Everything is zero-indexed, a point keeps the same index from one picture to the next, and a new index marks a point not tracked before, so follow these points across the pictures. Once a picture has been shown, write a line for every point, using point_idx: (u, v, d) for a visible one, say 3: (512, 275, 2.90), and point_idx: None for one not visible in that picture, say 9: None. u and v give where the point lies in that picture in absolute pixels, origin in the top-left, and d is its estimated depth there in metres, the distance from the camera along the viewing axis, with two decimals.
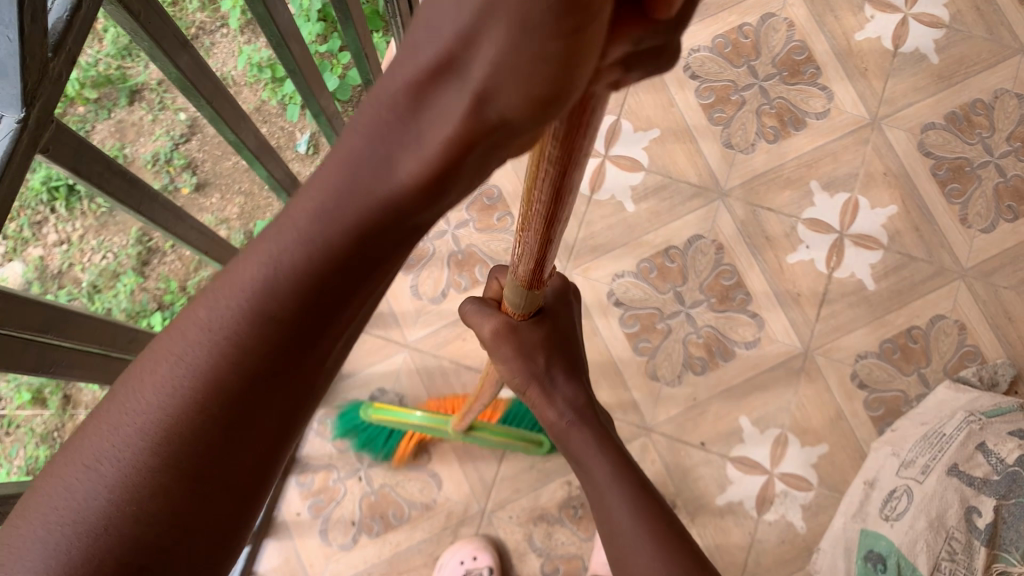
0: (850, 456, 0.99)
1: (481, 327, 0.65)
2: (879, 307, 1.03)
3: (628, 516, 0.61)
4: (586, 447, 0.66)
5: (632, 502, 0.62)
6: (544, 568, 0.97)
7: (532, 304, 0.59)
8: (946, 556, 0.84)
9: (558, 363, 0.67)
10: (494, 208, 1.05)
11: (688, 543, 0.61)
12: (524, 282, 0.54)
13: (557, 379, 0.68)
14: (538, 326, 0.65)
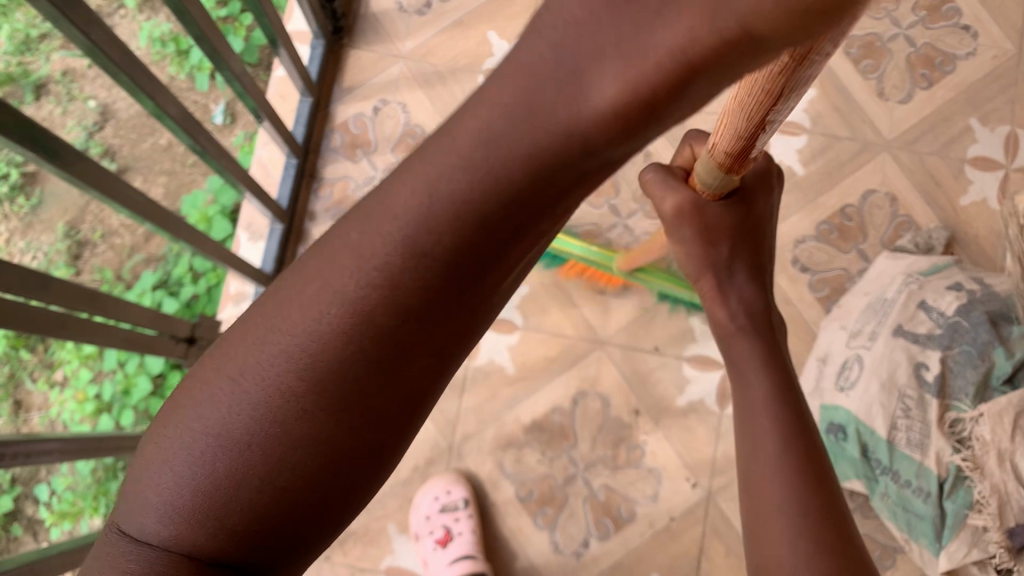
0: (801, 339, 1.01)
1: (662, 202, 0.66)
2: (811, 191, 1.04)
3: (781, 488, 0.58)
4: (747, 353, 0.66)
5: (788, 476, 0.58)
6: (519, 492, 0.98)
7: (725, 182, 0.61)
8: (901, 414, 0.87)
9: (740, 256, 0.68)
10: (419, 146, 1.03)
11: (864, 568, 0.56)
12: (723, 163, 0.57)
13: (735, 275, 0.69)
14: (729, 211, 0.65)
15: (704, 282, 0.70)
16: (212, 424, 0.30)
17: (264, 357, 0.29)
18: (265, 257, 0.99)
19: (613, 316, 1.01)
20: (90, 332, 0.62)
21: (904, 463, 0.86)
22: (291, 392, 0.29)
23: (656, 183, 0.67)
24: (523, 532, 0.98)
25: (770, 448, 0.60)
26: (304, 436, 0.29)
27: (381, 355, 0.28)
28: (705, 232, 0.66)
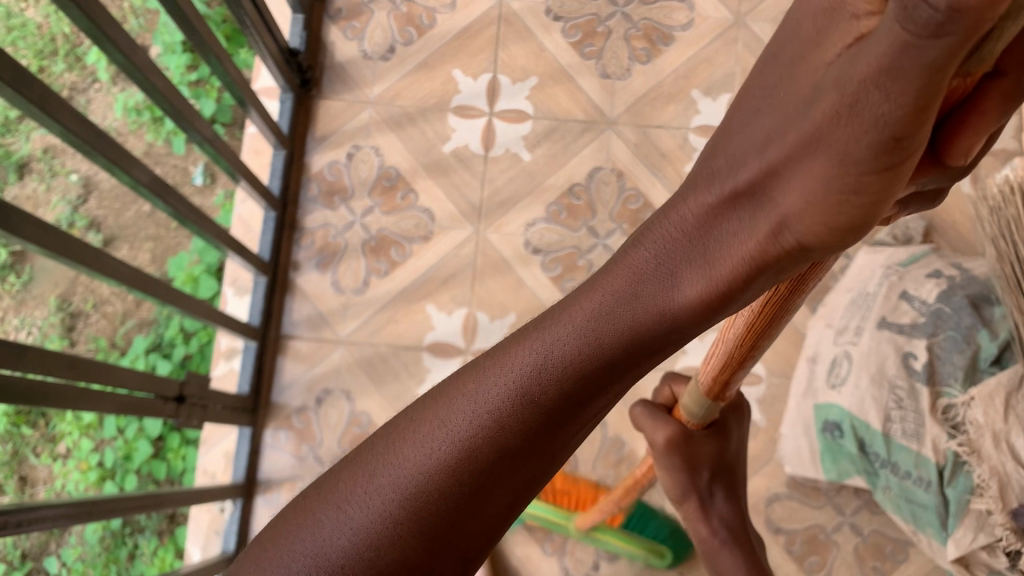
0: (790, 341, 1.01)
1: (653, 434, 0.72)
2: None
3: None
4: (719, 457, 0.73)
5: None
6: (524, 520, 0.98)
7: (708, 413, 0.67)
8: (894, 406, 0.87)
9: (719, 482, 0.75)
10: (395, 188, 1.05)
11: None
12: (710, 393, 0.62)
13: (716, 496, 0.75)
14: (708, 439, 0.72)
15: (687, 503, 0.76)
16: (359, 506, 0.36)
17: (400, 464, 0.37)
18: (252, 311, 1.01)
19: None
20: (80, 397, 0.63)
21: (902, 454, 0.86)
22: (435, 487, 0.36)
23: (644, 417, 0.74)
24: (532, 560, 0.97)
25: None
26: (426, 529, 0.36)
27: (500, 459, 0.37)
28: (689, 461, 0.72)
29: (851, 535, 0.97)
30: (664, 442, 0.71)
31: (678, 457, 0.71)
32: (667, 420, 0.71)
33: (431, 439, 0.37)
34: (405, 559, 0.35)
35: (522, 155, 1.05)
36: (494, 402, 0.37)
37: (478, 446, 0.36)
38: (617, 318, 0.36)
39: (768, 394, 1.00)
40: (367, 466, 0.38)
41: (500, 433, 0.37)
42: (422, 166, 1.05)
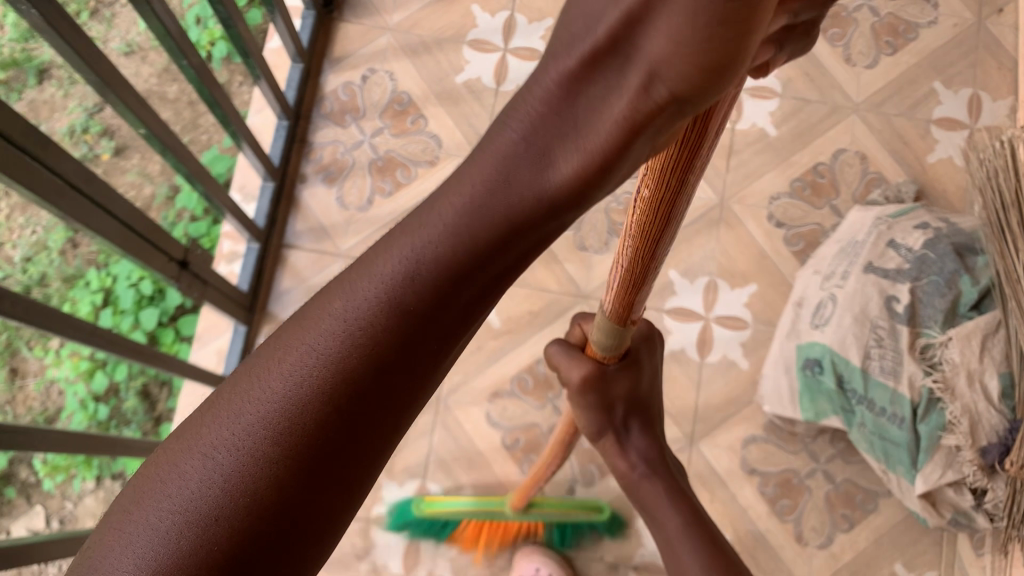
0: (778, 291, 1.04)
1: (571, 373, 0.66)
2: (784, 150, 1.08)
3: (694, 561, 0.66)
4: (656, 498, 0.71)
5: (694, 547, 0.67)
6: (505, 440, 1.01)
7: (618, 344, 0.60)
8: (874, 344, 0.89)
9: (634, 416, 0.71)
10: (406, 112, 1.08)
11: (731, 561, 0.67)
12: (615, 320, 0.56)
13: (632, 430, 0.71)
14: (628, 368, 0.66)
15: (605, 440, 0.71)
16: (166, 502, 0.26)
17: (210, 449, 0.26)
18: (257, 214, 1.03)
19: (595, 272, 1.04)
20: (98, 221, 0.64)
21: (878, 391, 0.88)
22: (262, 454, 0.26)
23: (559, 355, 0.67)
24: (510, 478, 1.00)
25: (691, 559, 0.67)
26: (268, 486, 0.26)
27: (338, 419, 0.27)
28: (606, 399, 0.67)
29: (822, 482, 0.99)
30: (579, 382, 0.65)
31: (595, 393, 0.66)
32: (582, 359, 0.65)
33: (267, 390, 0.27)
34: (228, 569, 0.25)
35: None
36: (371, 299, 0.28)
37: (311, 400, 0.27)
38: (478, 212, 0.27)
39: (751, 338, 1.02)
40: (190, 435, 0.27)
41: (333, 370, 0.27)
42: (433, 94, 1.08)
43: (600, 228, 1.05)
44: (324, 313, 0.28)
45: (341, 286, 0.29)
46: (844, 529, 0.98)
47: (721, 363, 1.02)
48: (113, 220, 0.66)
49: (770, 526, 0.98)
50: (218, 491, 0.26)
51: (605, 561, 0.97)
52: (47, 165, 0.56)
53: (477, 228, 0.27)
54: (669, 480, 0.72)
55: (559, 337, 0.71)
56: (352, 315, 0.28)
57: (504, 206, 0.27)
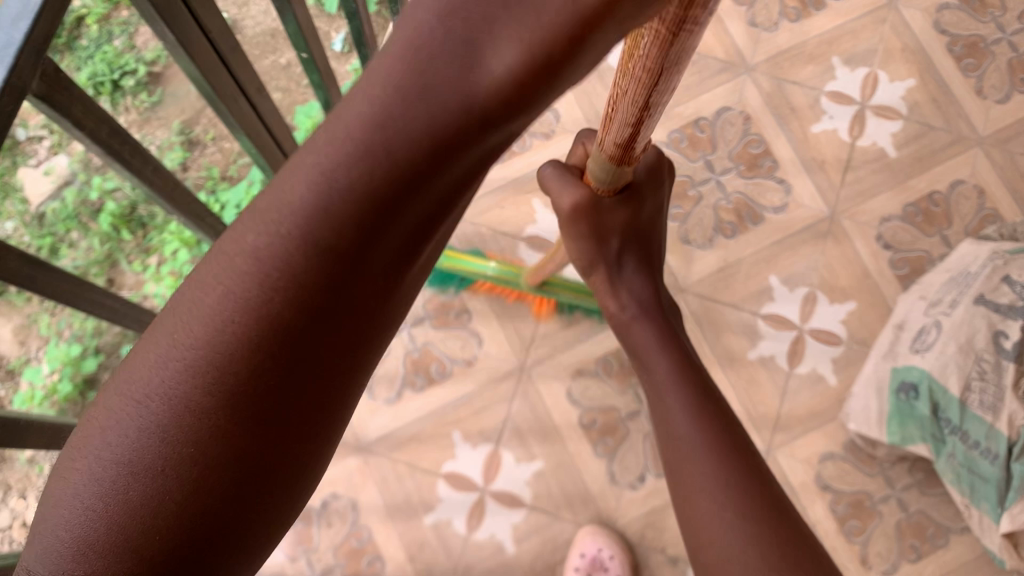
0: (877, 313, 1.03)
1: (560, 199, 0.65)
2: (901, 173, 1.07)
3: (726, 506, 0.57)
4: (647, 341, 0.68)
5: (736, 480, 0.58)
6: (582, 419, 1.01)
7: (617, 181, 0.61)
8: (976, 376, 0.86)
9: (630, 251, 0.70)
10: None
11: (779, 500, 0.59)
12: (613, 158, 0.56)
13: (625, 268, 0.70)
14: (622, 207, 0.65)
15: (595, 278, 0.71)
16: (99, 473, 0.31)
17: (146, 400, 0.32)
18: None
19: (696, 266, 1.03)
20: (250, 126, 0.65)
21: (973, 424, 0.86)
22: (188, 425, 0.31)
23: (552, 177, 0.66)
24: (582, 457, 1.00)
25: (726, 484, 0.58)
26: (200, 455, 0.31)
27: (275, 357, 0.33)
28: (596, 230, 0.66)
29: (895, 509, 0.98)
30: (569, 208, 0.65)
31: (584, 223, 0.65)
32: (574, 185, 0.64)
33: (162, 373, 0.32)
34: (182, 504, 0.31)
35: None
36: (251, 287, 0.33)
37: (226, 381, 0.32)
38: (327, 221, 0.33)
39: (843, 356, 1.02)
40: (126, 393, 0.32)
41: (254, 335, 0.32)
42: None
43: (706, 223, 1.05)
44: (213, 272, 0.34)
45: (217, 263, 0.34)
46: (910, 560, 0.96)
47: (809, 375, 1.01)
48: (268, 134, 0.68)
49: (836, 545, 0.97)
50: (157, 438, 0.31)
51: (666, 553, 0.97)
52: (230, 70, 0.57)
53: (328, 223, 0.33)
54: (664, 327, 0.68)
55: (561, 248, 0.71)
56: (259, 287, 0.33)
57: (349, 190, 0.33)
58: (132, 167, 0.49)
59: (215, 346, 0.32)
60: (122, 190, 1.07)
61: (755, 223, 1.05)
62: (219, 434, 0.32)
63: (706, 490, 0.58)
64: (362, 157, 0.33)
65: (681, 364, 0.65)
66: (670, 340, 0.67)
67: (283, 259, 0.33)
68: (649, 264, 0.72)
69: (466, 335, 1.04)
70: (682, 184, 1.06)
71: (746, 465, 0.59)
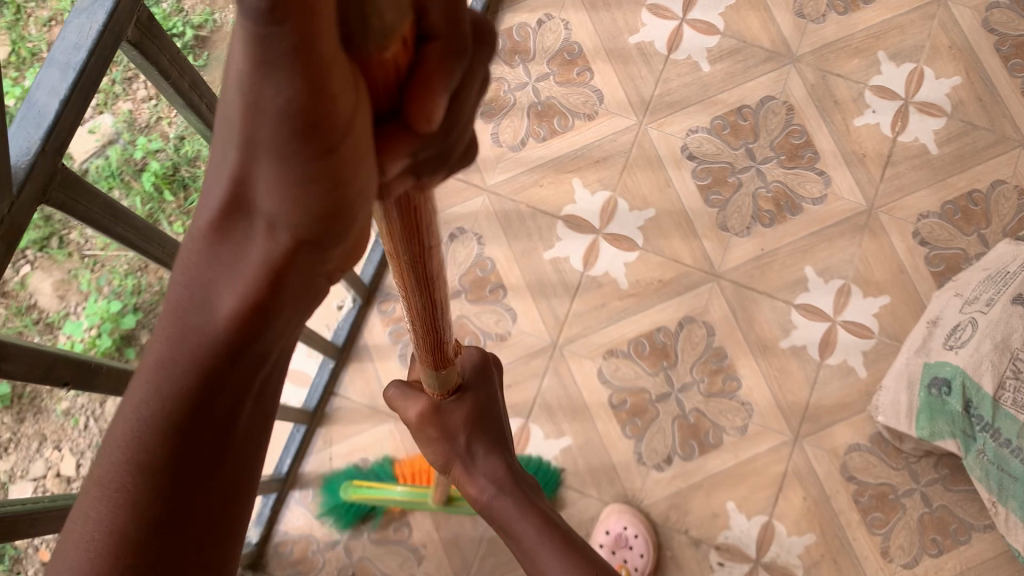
0: (910, 309, 1.03)
1: (407, 410, 0.67)
2: (942, 170, 1.06)
3: (560, 568, 0.64)
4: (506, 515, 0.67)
5: (564, 555, 0.64)
6: (612, 399, 1.01)
7: (448, 385, 0.60)
8: (1011, 374, 0.86)
9: (478, 439, 0.67)
10: (574, 63, 1.10)
11: (581, 548, 0.66)
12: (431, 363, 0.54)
13: (478, 455, 0.68)
14: (459, 405, 0.66)
15: (455, 470, 0.69)
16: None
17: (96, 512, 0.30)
18: None
19: (732, 253, 1.04)
20: None
21: (1006, 422, 0.86)
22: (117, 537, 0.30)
23: (396, 395, 0.67)
24: (610, 437, 1.01)
25: (555, 566, 0.64)
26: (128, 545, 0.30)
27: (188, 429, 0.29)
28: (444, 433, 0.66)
29: (919, 504, 0.98)
30: (414, 419, 0.66)
31: (432, 428, 0.66)
32: (415, 395, 0.66)
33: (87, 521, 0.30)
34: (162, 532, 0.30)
35: (702, 66, 1.09)
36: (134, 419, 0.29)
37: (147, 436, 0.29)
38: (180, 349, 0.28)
39: (875, 349, 1.02)
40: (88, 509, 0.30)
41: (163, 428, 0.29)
42: (605, 50, 1.10)
43: (744, 211, 1.05)
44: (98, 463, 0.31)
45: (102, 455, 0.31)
46: (932, 554, 0.97)
47: (840, 367, 1.02)
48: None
49: (857, 535, 0.98)
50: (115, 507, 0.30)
51: (688, 535, 0.98)
52: None
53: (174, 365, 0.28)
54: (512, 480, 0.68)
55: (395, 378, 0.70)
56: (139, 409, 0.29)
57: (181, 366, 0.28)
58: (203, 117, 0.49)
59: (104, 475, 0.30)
60: (165, 150, 1.07)
61: (793, 213, 1.05)
62: (153, 469, 0.29)
63: (547, 571, 0.64)
64: (183, 338, 0.28)
65: (541, 531, 0.66)
66: (540, 517, 0.67)
67: (178, 333, 0.28)
68: (505, 445, 0.70)
69: (500, 310, 1.04)
70: (722, 170, 1.06)
71: (556, 534, 0.66)
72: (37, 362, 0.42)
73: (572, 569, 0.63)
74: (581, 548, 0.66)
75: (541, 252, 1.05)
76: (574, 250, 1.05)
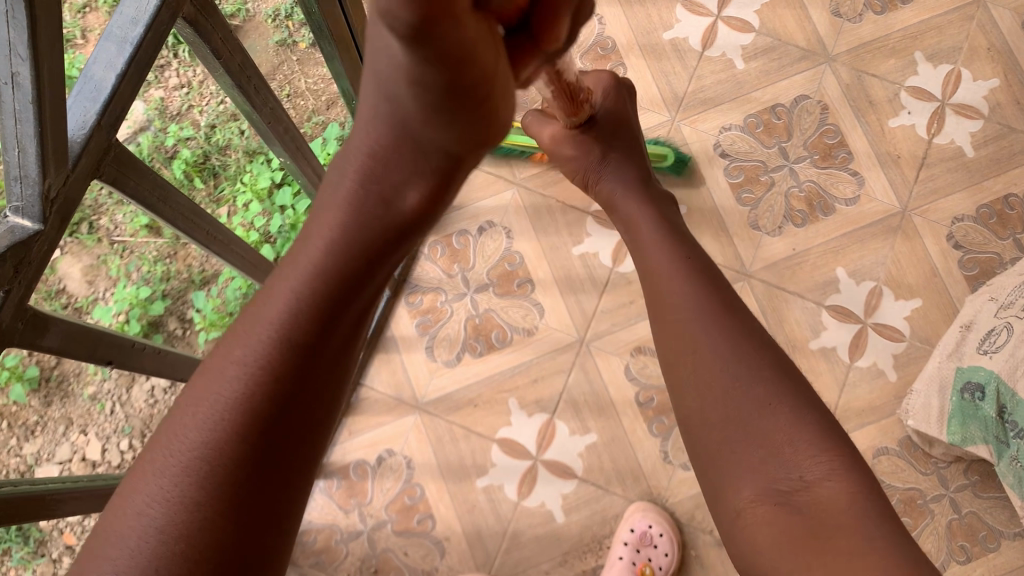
0: (942, 312, 1.02)
1: (540, 132, 0.87)
2: (977, 173, 1.05)
3: (694, 298, 0.63)
4: (659, 256, 0.69)
5: (700, 289, 0.64)
6: (639, 397, 1.01)
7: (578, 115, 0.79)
8: None
9: (613, 151, 0.81)
10: (607, 58, 1.09)
11: (765, 339, 0.62)
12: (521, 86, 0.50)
13: (605, 165, 0.81)
14: (587, 131, 0.82)
15: (589, 176, 0.83)
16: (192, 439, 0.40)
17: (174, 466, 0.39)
18: None
19: (763, 253, 1.03)
20: None
21: None
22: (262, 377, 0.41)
23: (533, 121, 0.88)
24: (636, 435, 1.00)
25: (723, 345, 0.60)
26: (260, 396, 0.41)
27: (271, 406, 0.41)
28: (575, 142, 0.82)
29: (948, 509, 0.97)
30: (548, 138, 0.86)
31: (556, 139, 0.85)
32: (545, 121, 0.87)
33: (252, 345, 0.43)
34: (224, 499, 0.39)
35: (736, 63, 1.08)
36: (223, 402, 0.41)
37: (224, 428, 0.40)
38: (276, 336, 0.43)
39: (906, 352, 1.01)
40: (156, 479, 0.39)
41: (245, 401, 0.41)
42: (638, 45, 1.09)
43: (776, 211, 1.05)
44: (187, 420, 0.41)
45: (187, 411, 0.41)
46: (959, 561, 0.96)
47: (870, 369, 1.01)
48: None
49: None
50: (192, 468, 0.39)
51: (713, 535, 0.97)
52: None
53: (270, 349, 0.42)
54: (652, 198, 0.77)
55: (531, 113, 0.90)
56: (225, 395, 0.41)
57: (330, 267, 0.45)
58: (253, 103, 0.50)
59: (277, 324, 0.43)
60: (197, 138, 1.10)
61: (825, 213, 1.04)
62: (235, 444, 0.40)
63: (716, 354, 0.60)
64: (323, 272, 0.45)
65: (698, 287, 0.65)
66: (674, 235, 0.71)
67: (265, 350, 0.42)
68: (638, 158, 0.82)
69: (528, 305, 1.04)
70: (754, 169, 1.06)
71: (753, 342, 0.61)
72: (84, 339, 0.42)
73: (762, 354, 0.60)
74: (766, 341, 0.62)
75: (571, 247, 1.05)
76: (602, 246, 1.04)
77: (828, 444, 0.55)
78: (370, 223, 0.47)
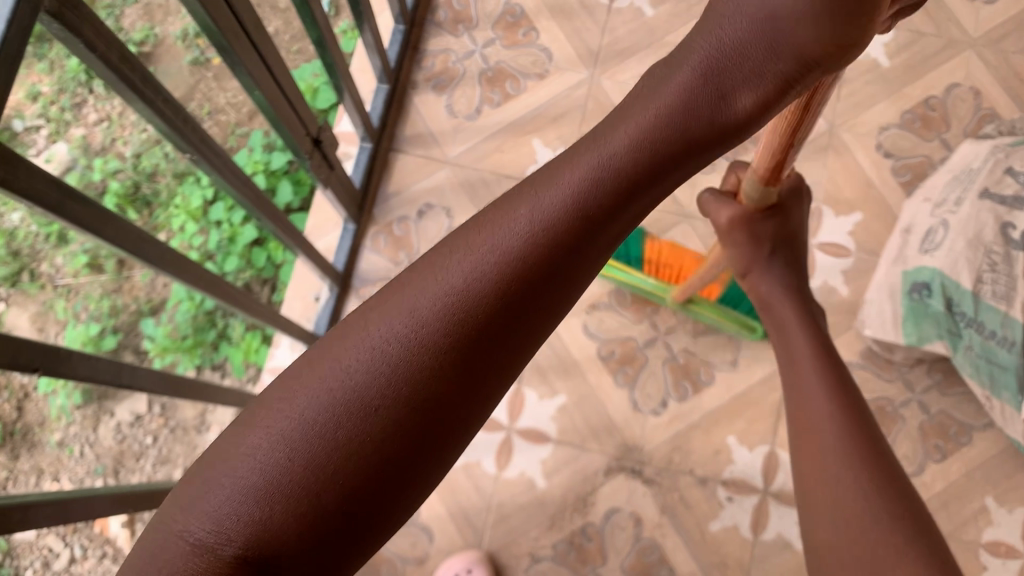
0: (882, 221, 1.03)
1: (717, 216, 0.72)
2: (896, 82, 1.07)
3: (833, 431, 0.63)
4: (788, 317, 0.71)
5: (819, 372, 0.67)
6: (601, 351, 1.01)
7: (767, 198, 0.67)
8: (988, 267, 0.86)
9: (780, 246, 0.72)
10: (518, 25, 1.10)
11: (905, 490, 0.60)
12: (764, 178, 0.63)
13: (774, 261, 0.72)
14: (772, 220, 0.70)
15: (749, 277, 0.74)
16: (261, 452, 0.32)
17: (257, 452, 0.32)
18: (372, 113, 1.04)
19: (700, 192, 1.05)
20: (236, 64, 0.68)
21: (989, 314, 0.86)
22: (431, 345, 0.33)
23: (711, 203, 0.73)
24: (603, 389, 1.00)
25: (882, 529, 0.57)
26: (380, 427, 0.32)
27: (380, 451, 0.31)
28: (755, 237, 0.71)
29: (917, 412, 0.99)
30: (727, 222, 0.71)
31: (742, 234, 0.71)
32: (728, 202, 0.71)
33: (398, 310, 0.34)
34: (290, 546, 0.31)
35: (646, 10, 1.09)
36: (337, 394, 0.32)
37: (337, 435, 0.32)
38: (418, 351, 0.33)
39: (854, 267, 1.02)
40: (248, 434, 0.33)
41: (366, 411, 0.32)
42: (547, 8, 1.10)
43: None
44: (343, 347, 0.34)
45: (350, 332, 0.34)
46: (936, 460, 0.97)
47: (822, 290, 1.02)
48: (259, 60, 0.71)
49: None
50: (263, 477, 0.31)
51: (694, 475, 0.97)
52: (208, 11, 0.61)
53: (412, 357, 0.33)
54: (803, 306, 0.72)
55: (711, 186, 0.75)
56: (336, 392, 0.32)
57: (513, 254, 0.35)
58: (124, 75, 0.48)
59: (395, 343, 0.33)
60: (124, 170, 1.01)
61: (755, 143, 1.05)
62: (343, 462, 0.31)
63: (832, 537, 0.59)
64: (530, 243, 0.35)
65: (836, 391, 0.65)
66: (835, 383, 0.66)
67: (429, 323, 0.33)
68: (797, 265, 0.74)
69: None
70: None
71: (894, 484, 0.60)
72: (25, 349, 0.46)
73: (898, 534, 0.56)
74: (904, 492, 0.60)
75: None
76: None
77: (929, 556, 0.55)
78: (558, 204, 0.36)
